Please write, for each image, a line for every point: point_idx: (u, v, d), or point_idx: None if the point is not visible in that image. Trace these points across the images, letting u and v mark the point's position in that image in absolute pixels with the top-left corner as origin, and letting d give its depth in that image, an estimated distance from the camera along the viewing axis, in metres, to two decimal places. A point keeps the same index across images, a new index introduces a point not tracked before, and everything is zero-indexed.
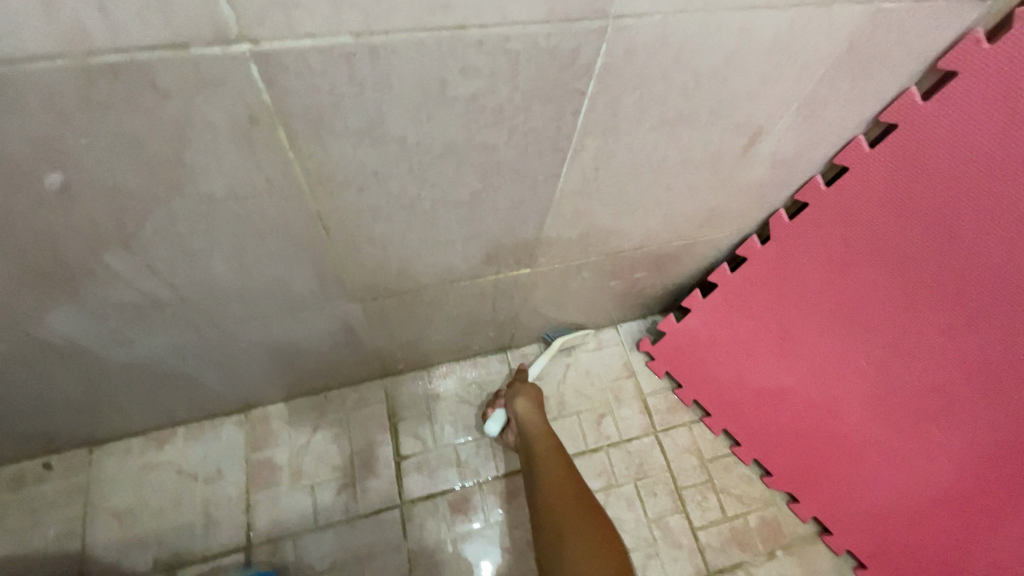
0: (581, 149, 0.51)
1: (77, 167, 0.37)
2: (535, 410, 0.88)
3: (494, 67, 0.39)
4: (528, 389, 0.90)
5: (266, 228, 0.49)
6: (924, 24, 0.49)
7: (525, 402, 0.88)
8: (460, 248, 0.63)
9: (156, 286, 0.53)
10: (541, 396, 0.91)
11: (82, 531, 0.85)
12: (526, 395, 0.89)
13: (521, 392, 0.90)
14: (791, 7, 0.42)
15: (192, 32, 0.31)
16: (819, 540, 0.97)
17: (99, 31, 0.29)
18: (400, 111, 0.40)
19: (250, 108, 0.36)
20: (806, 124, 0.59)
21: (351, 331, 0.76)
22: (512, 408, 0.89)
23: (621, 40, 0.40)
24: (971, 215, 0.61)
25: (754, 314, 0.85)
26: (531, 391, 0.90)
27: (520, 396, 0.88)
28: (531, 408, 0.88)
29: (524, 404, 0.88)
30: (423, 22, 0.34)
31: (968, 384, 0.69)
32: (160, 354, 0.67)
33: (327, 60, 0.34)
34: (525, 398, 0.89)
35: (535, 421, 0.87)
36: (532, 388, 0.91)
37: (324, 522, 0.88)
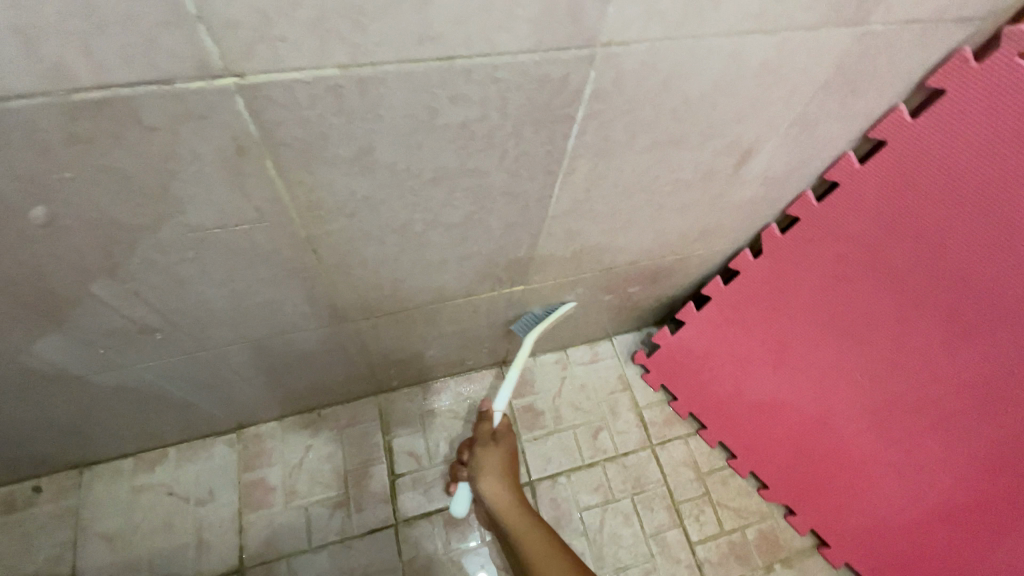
0: (573, 171, 0.51)
1: (61, 200, 0.37)
2: (503, 483, 0.79)
3: (484, 95, 0.38)
4: (488, 462, 0.80)
5: (256, 253, 0.48)
6: (911, 45, 0.50)
7: (488, 482, 0.79)
8: (453, 268, 0.63)
9: (145, 313, 0.52)
10: (506, 461, 0.81)
11: (71, 556, 0.83)
12: (488, 471, 0.79)
13: (481, 466, 0.80)
14: (778, 32, 0.42)
15: (177, 68, 0.30)
16: (817, 553, 0.96)
17: (83, 69, 0.29)
18: (390, 140, 0.40)
19: (238, 139, 0.36)
20: (797, 142, 0.59)
21: (344, 350, 0.75)
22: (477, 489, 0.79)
23: (610, 67, 0.40)
24: (962, 231, 0.61)
25: (748, 327, 0.85)
26: (491, 461, 0.80)
27: (482, 473, 0.79)
28: (497, 483, 0.79)
29: (488, 483, 0.78)
30: (412, 53, 0.34)
31: (961, 397, 0.69)
32: (150, 378, 0.66)
33: (315, 92, 0.34)
34: (488, 474, 0.79)
35: (505, 498, 0.77)
36: (490, 458, 0.81)
37: (318, 543, 0.87)
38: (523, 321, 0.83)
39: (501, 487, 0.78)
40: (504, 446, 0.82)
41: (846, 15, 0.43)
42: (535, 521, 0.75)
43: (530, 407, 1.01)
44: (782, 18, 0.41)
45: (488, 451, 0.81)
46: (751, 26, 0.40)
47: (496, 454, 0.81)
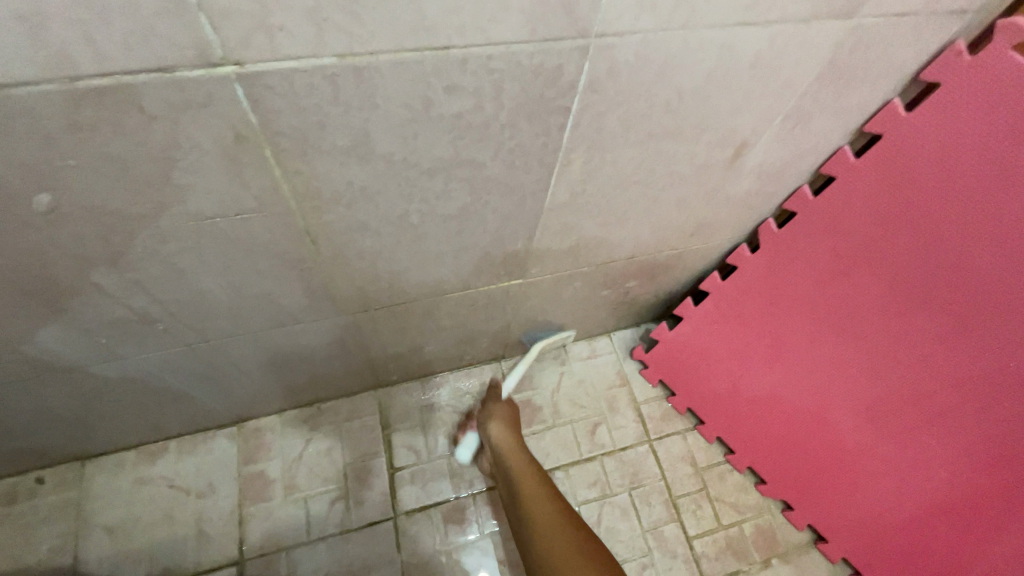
0: (568, 164, 0.52)
1: (62, 188, 0.37)
2: (509, 432, 0.88)
3: (479, 85, 0.39)
4: (499, 411, 0.92)
5: (255, 244, 0.49)
6: (905, 38, 0.50)
7: (496, 425, 0.89)
8: (450, 261, 0.63)
9: (146, 303, 0.53)
10: (514, 416, 0.92)
11: (72, 547, 0.84)
12: (497, 419, 0.90)
13: (493, 416, 0.91)
14: (770, 24, 0.42)
15: (176, 57, 0.31)
16: (815, 548, 0.97)
17: (85, 56, 0.30)
18: (386, 130, 0.40)
19: (236, 128, 0.36)
20: (792, 136, 0.59)
21: (342, 343, 0.76)
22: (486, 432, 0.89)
23: (604, 58, 0.40)
24: (957, 225, 0.62)
25: (746, 322, 0.86)
26: (501, 412, 0.92)
27: (492, 418, 0.90)
28: (504, 428, 0.88)
29: (496, 427, 0.88)
30: (407, 43, 0.34)
31: (957, 391, 0.70)
32: (150, 369, 0.67)
33: (312, 81, 0.35)
34: (497, 421, 0.89)
35: (508, 441, 0.86)
36: (500, 410, 0.92)
37: (317, 535, 0.88)
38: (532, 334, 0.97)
39: (506, 433, 0.88)
40: (513, 409, 0.93)
41: (838, 7, 0.43)
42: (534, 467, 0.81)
43: (528, 402, 1.02)
44: (773, 10, 0.41)
45: (500, 404, 0.94)
46: (743, 18, 0.41)
47: (507, 408, 0.93)
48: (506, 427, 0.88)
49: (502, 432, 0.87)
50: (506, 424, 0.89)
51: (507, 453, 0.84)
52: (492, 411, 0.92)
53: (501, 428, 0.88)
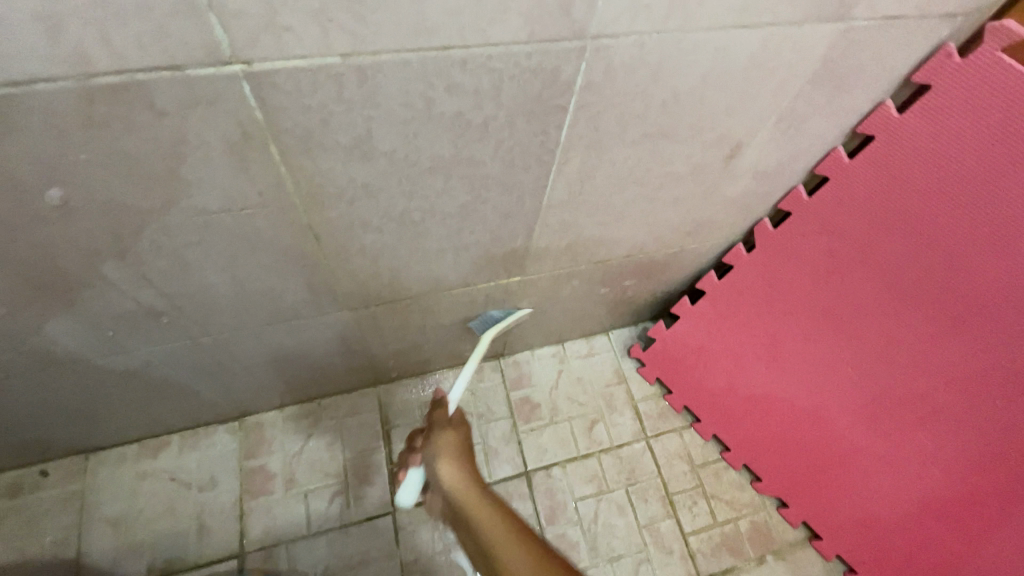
0: (566, 163, 0.53)
1: (74, 182, 0.39)
2: (461, 466, 0.67)
3: (478, 84, 0.40)
4: (445, 444, 0.69)
5: (259, 239, 0.50)
6: (895, 41, 0.51)
7: (444, 463, 0.67)
8: (450, 258, 0.64)
9: (152, 296, 0.54)
10: (465, 447, 0.70)
11: (75, 539, 0.85)
12: (445, 453, 0.69)
13: (439, 448, 0.69)
14: (762, 27, 0.44)
15: (187, 56, 0.32)
16: (809, 545, 0.98)
17: (100, 55, 0.31)
18: (388, 128, 0.41)
19: (243, 125, 0.38)
20: (786, 137, 0.60)
21: (344, 339, 0.77)
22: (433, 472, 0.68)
23: (600, 59, 0.41)
24: (949, 225, 0.63)
25: (742, 320, 0.87)
26: (449, 442, 0.70)
27: (438, 455, 0.68)
28: (454, 464, 0.67)
29: (444, 466, 0.67)
30: (409, 44, 0.35)
31: (950, 389, 0.71)
32: (155, 363, 0.68)
33: (318, 80, 0.36)
34: (445, 456, 0.68)
35: (461, 479, 0.66)
36: (447, 440, 0.70)
37: (317, 529, 0.89)
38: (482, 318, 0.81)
39: (459, 470, 0.67)
40: (463, 435, 0.71)
41: (829, 10, 0.44)
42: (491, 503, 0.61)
43: (527, 400, 1.03)
44: (765, 13, 0.42)
45: (446, 431, 0.71)
46: (736, 20, 0.42)
47: (455, 436, 0.71)
48: (456, 461, 0.67)
49: (452, 469, 0.66)
50: (456, 456, 0.68)
51: (460, 493, 0.64)
52: (436, 444, 0.70)
53: (449, 461, 0.67)
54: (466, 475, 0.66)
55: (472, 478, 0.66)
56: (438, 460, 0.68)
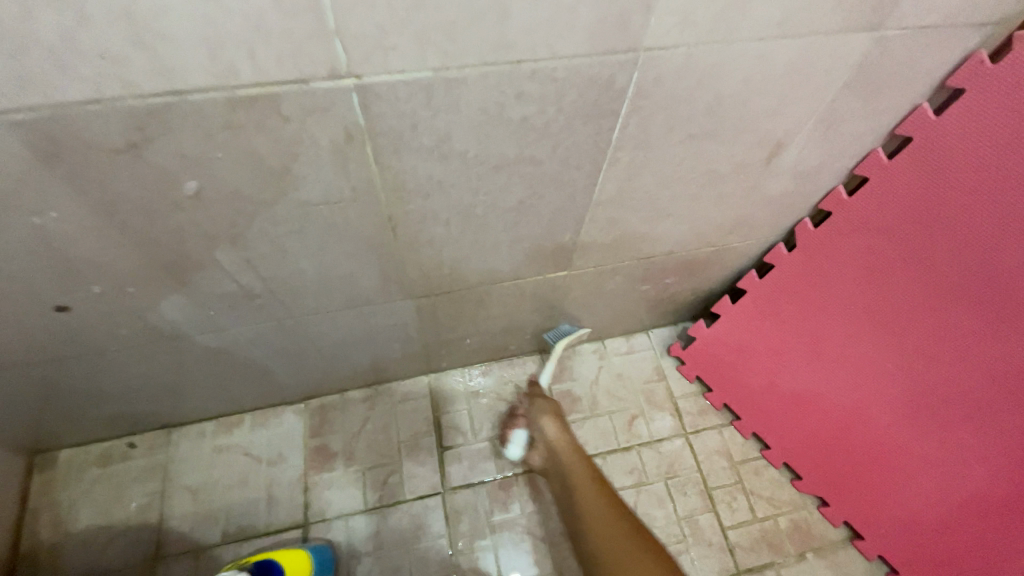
0: (615, 163, 0.58)
1: (207, 176, 0.47)
2: (561, 429, 0.92)
3: (543, 92, 0.46)
4: (549, 408, 0.95)
5: (346, 229, 0.57)
6: (927, 48, 0.55)
7: (548, 423, 0.93)
8: (505, 251, 0.70)
9: (250, 279, 0.62)
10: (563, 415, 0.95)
11: (159, 505, 0.95)
12: (549, 416, 0.94)
13: (543, 412, 0.95)
14: (800, 36, 0.48)
15: (312, 71, 0.39)
16: (851, 546, 0.98)
17: (246, 70, 0.38)
18: (464, 131, 0.48)
19: (348, 128, 0.45)
20: (825, 139, 0.64)
21: (404, 327, 0.84)
22: (539, 428, 0.93)
23: (651, 68, 0.46)
24: (988, 225, 0.65)
25: (782, 318, 0.89)
26: (552, 410, 0.95)
27: (544, 415, 0.94)
28: (556, 425, 0.92)
29: (548, 423, 0.93)
30: (490, 58, 0.41)
31: (993, 387, 0.72)
32: (241, 343, 0.77)
33: (412, 90, 0.42)
34: (548, 417, 0.94)
35: (562, 437, 0.90)
36: (550, 406, 0.96)
37: (372, 505, 0.96)
38: (556, 331, 1.01)
39: (560, 431, 0.91)
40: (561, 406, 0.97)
41: (864, 19, 0.48)
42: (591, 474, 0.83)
43: (568, 393, 1.07)
44: (804, 24, 0.46)
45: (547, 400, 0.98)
46: (776, 31, 0.46)
47: (555, 405, 0.96)
48: (559, 424, 0.92)
49: (557, 428, 0.92)
50: (560, 420, 0.93)
51: (562, 451, 0.88)
52: (541, 409, 0.96)
53: (556, 426, 0.92)
54: (569, 436, 0.90)
55: (574, 442, 0.90)
56: (546, 422, 0.93)
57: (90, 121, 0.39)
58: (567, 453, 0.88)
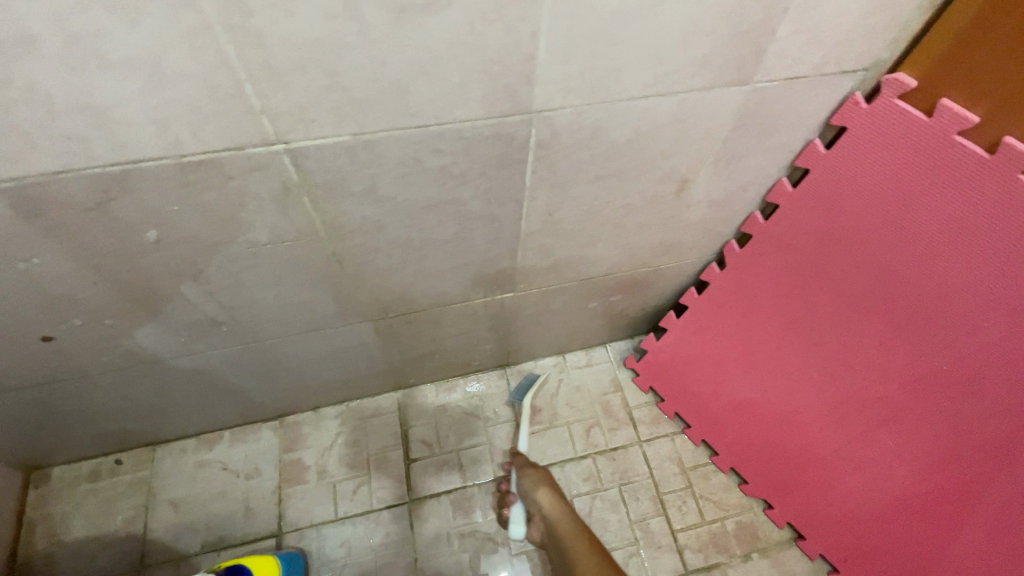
0: (534, 200, 0.65)
1: (166, 225, 0.54)
2: (557, 500, 0.91)
3: (453, 147, 0.53)
4: (542, 479, 0.95)
5: (296, 263, 0.65)
6: (804, 95, 0.62)
7: (543, 493, 0.93)
8: (449, 277, 0.77)
9: (215, 309, 0.70)
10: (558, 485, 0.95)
11: (143, 517, 1.01)
12: (543, 487, 0.94)
13: (536, 485, 0.95)
14: (676, 93, 0.55)
15: (246, 139, 0.47)
16: (794, 545, 1.04)
17: (190, 141, 0.46)
18: (389, 180, 0.55)
19: (284, 182, 0.52)
20: (728, 172, 0.71)
21: (366, 347, 0.91)
22: (534, 500, 0.93)
23: (546, 124, 0.54)
24: (884, 245, 0.71)
25: (720, 332, 0.96)
26: (546, 480, 0.95)
27: (537, 486, 0.94)
28: (551, 497, 0.92)
29: (543, 494, 0.93)
30: (400, 123, 0.49)
31: (904, 393, 0.78)
32: (213, 366, 0.84)
33: (335, 150, 0.50)
34: (543, 489, 0.94)
35: (558, 507, 0.90)
36: (542, 476, 0.96)
37: (343, 515, 1.02)
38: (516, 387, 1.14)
39: (556, 502, 0.91)
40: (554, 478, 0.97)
41: (731, 78, 0.55)
42: (584, 533, 0.84)
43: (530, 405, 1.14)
44: (675, 84, 0.54)
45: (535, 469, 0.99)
46: (652, 91, 0.54)
47: (548, 476, 0.97)
48: (555, 494, 0.92)
49: (552, 499, 0.92)
50: (555, 490, 0.94)
51: (558, 520, 0.88)
52: (535, 481, 0.96)
53: (553, 496, 0.92)
54: (564, 505, 0.90)
55: (571, 513, 0.89)
56: (541, 493, 0.93)
57: (62, 187, 0.47)
58: (564, 523, 0.87)
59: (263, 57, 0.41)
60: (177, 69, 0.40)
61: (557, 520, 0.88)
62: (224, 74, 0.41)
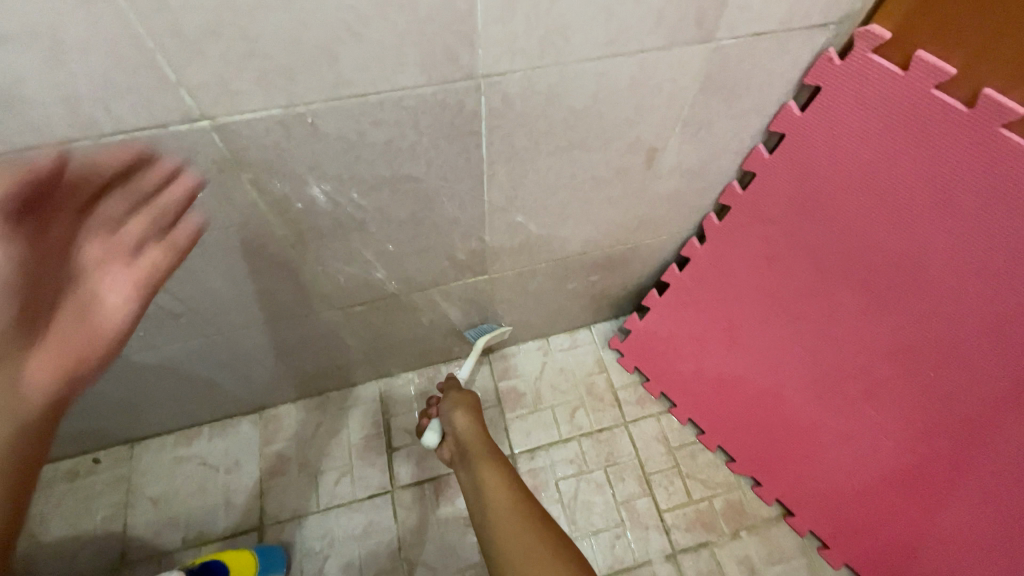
0: (494, 175, 0.62)
1: None
2: (472, 419, 0.86)
3: (397, 119, 0.50)
4: (463, 399, 0.89)
5: (247, 249, 0.62)
6: (772, 51, 0.58)
7: (461, 414, 0.87)
8: (415, 260, 0.75)
9: (169, 300, 0.67)
10: (477, 406, 0.90)
11: (123, 515, 0.99)
12: (461, 408, 0.88)
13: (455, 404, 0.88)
14: (634, 53, 0.52)
15: (168, 116, 0.44)
16: (784, 522, 1.03)
17: (108, 121, 0.43)
18: (332, 157, 0.52)
19: (218, 162, 0.50)
20: (698, 139, 0.68)
21: (337, 335, 0.89)
22: (450, 419, 0.88)
23: (495, 91, 0.51)
24: (862, 211, 0.68)
25: (701, 307, 0.94)
26: (466, 400, 0.89)
27: (456, 406, 0.88)
28: (468, 417, 0.87)
29: (460, 414, 0.87)
30: (334, 93, 0.46)
31: (888, 363, 0.75)
32: (178, 359, 0.81)
33: (268, 125, 0.47)
34: (461, 409, 0.88)
35: (472, 428, 0.85)
36: (464, 397, 0.90)
37: (324, 506, 1.01)
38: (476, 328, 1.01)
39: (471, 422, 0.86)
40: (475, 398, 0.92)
41: (692, 35, 0.52)
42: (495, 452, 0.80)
43: (513, 389, 1.12)
44: (632, 42, 0.51)
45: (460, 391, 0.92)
46: (606, 51, 0.51)
47: (469, 396, 0.91)
48: (471, 415, 0.87)
49: (468, 418, 0.86)
50: (472, 410, 0.88)
51: (470, 441, 0.83)
52: (454, 401, 0.89)
53: (469, 419, 0.86)
54: (480, 426, 0.86)
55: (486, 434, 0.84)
56: (457, 413, 0.87)
57: None
58: (477, 443, 0.82)
59: (169, 21, 0.38)
60: (77, 40, 0.37)
61: (472, 444, 0.82)
62: (132, 46, 0.39)
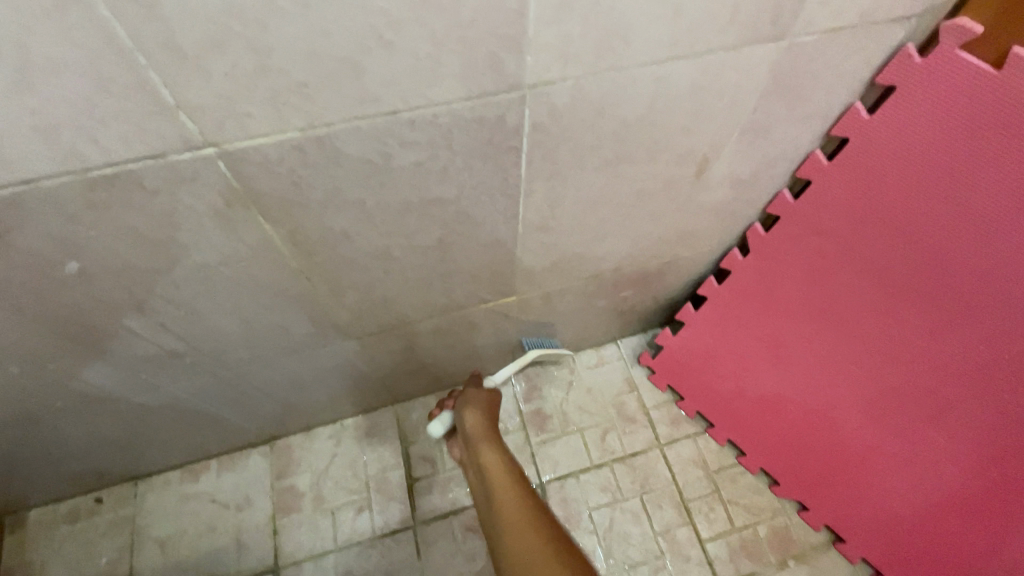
0: (531, 194, 0.56)
1: (88, 253, 0.45)
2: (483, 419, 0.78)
3: (429, 138, 0.44)
4: (477, 397, 0.82)
5: (257, 284, 0.56)
6: (846, 48, 0.51)
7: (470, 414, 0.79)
8: (440, 286, 0.68)
9: (172, 339, 0.61)
10: (492, 404, 0.82)
11: (128, 559, 0.93)
12: (472, 408, 0.80)
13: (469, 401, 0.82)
14: (699, 56, 0.45)
15: (165, 145, 0.38)
16: (833, 549, 0.96)
17: (94, 152, 0.37)
18: (354, 182, 0.46)
19: (223, 194, 0.43)
20: (753, 147, 0.61)
21: (352, 365, 0.82)
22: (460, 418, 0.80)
23: (541, 103, 0.44)
24: (935, 221, 0.61)
25: (743, 324, 0.87)
26: (479, 399, 0.82)
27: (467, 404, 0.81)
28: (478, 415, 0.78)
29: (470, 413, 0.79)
30: (358, 112, 0.39)
31: (958, 387, 0.68)
32: (182, 397, 0.75)
33: (282, 150, 0.40)
34: (473, 407, 0.80)
35: (482, 428, 0.77)
36: (478, 394, 0.83)
37: (342, 543, 0.94)
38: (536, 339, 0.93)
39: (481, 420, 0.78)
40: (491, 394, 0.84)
41: (764, 33, 0.45)
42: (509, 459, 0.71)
43: (538, 412, 1.05)
44: (698, 43, 0.44)
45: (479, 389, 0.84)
46: (669, 54, 0.44)
47: (487, 395, 0.83)
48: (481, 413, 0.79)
49: (477, 418, 0.78)
50: (484, 410, 0.80)
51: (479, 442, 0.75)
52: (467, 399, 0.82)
53: (479, 416, 0.78)
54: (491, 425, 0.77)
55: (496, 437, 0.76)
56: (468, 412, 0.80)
57: None
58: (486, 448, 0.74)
59: (164, 36, 0.31)
60: (52, 60, 0.31)
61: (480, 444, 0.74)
62: (119, 65, 0.32)
